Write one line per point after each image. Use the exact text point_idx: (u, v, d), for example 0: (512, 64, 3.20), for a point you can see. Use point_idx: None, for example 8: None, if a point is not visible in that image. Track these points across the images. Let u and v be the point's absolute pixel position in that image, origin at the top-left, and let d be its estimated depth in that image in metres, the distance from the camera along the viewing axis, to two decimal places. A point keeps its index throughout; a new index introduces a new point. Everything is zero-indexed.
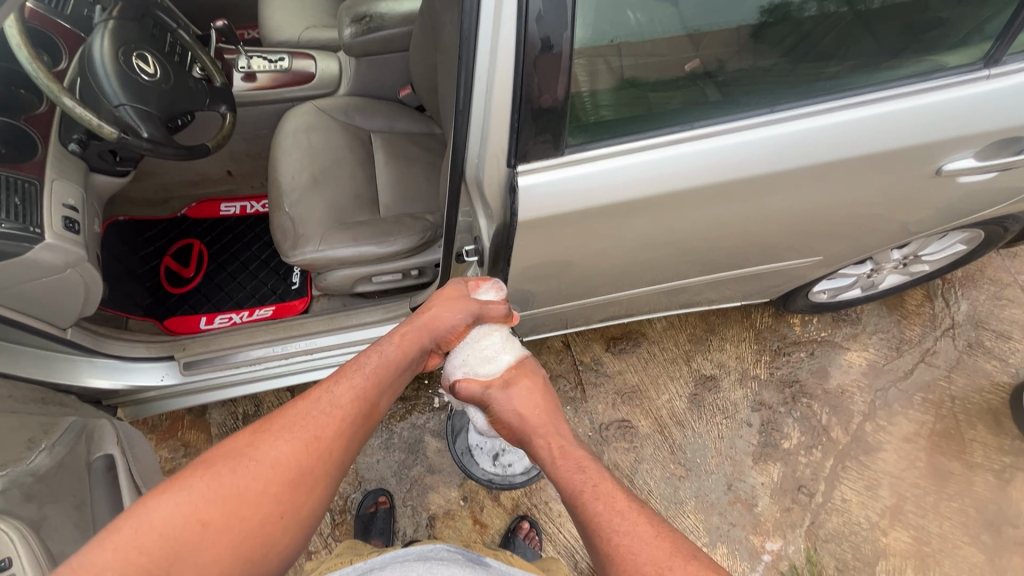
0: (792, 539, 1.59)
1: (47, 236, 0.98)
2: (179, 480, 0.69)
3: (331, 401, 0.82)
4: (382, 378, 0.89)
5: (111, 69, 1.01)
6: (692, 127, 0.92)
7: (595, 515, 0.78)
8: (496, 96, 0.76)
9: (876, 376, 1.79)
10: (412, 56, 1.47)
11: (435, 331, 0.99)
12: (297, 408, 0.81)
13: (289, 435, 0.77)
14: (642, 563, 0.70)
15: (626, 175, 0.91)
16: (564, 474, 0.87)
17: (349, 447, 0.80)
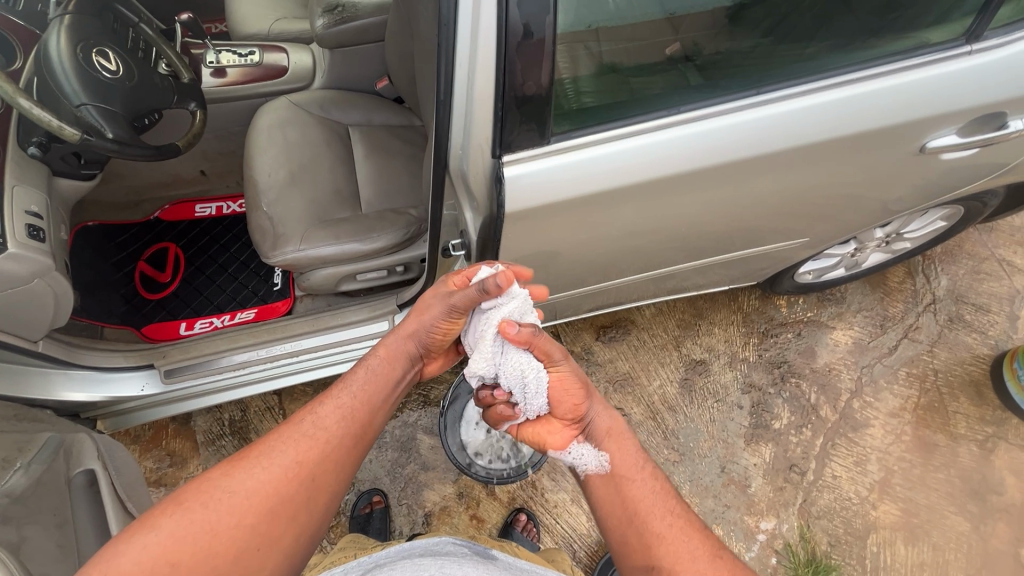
0: (785, 517, 1.61)
1: (9, 246, 0.93)
2: (155, 516, 0.68)
3: (314, 422, 0.81)
4: (368, 397, 0.86)
5: (69, 67, 0.96)
6: (679, 111, 0.90)
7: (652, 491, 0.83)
8: (478, 84, 0.73)
9: (862, 353, 1.82)
10: (388, 46, 1.43)
11: (420, 336, 0.94)
12: (278, 433, 0.79)
13: (268, 462, 0.75)
14: (690, 545, 0.77)
15: (613, 163, 0.90)
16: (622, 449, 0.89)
17: (331, 472, 0.78)
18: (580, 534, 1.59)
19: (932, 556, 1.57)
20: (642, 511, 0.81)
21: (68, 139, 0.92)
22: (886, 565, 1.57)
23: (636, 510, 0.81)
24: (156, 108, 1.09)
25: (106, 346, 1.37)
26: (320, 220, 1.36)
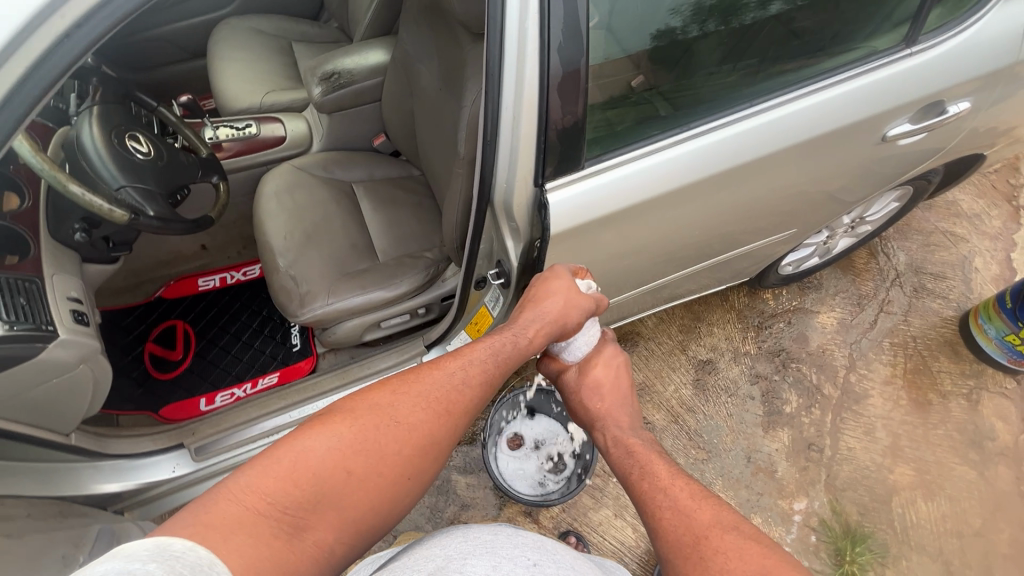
0: (815, 495, 1.69)
1: (60, 333, 0.94)
2: (328, 422, 0.72)
3: (462, 376, 0.83)
4: (507, 362, 0.88)
5: (106, 152, 0.99)
6: (689, 128, 1.02)
7: (641, 494, 0.84)
8: (524, 123, 0.82)
9: (848, 331, 1.98)
10: (385, 104, 1.53)
11: (558, 322, 0.96)
12: (429, 379, 0.81)
13: (422, 402, 0.78)
14: (680, 535, 0.75)
15: (642, 178, 1.00)
16: (620, 458, 0.94)
17: (472, 426, 0.81)
18: (629, 547, 1.61)
19: (951, 508, 1.68)
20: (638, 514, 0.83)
21: (114, 219, 0.94)
22: (913, 523, 1.66)
23: (636, 503, 0.84)
24: (184, 184, 1.13)
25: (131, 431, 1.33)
26: (341, 274, 1.40)
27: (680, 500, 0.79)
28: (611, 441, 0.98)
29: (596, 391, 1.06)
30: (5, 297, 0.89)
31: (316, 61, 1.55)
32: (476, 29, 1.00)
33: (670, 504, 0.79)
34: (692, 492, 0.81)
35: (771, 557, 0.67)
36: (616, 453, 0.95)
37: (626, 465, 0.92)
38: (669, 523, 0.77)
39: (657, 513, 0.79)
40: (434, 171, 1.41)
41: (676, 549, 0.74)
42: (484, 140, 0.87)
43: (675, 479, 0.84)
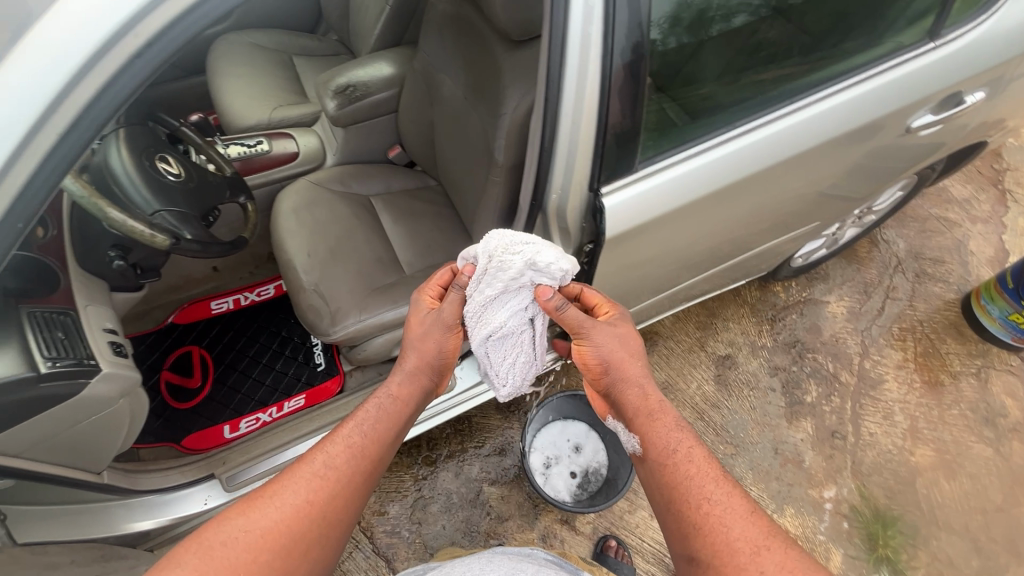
0: (843, 482, 1.72)
1: (103, 366, 0.90)
2: (175, 557, 0.73)
3: (325, 461, 0.86)
4: (377, 435, 0.92)
5: (137, 174, 0.95)
6: (735, 127, 1.01)
7: (687, 482, 0.83)
8: (583, 128, 0.82)
9: (858, 319, 2.02)
10: (403, 116, 1.51)
11: (425, 366, 0.99)
12: (291, 474, 0.84)
13: (285, 498, 0.81)
14: (734, 538, 0.76)
15: (694, 177, 0.99)
16: (660, 432, 0.89)
17: (345, 507, 0.85)
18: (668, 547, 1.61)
19: (972, 485, 1.73)
20: (678, 501, 0.83)
21: (154, 242, 0.91)
22: (938, 503, 1.70)
23: (680, 491, 0.83)
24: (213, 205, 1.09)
25: (160, 465, 1.27)
26: (370, 289, 1.37)
27: (730, 501, 0.80)
28: (647, 410, 0.91)
29: (613, 356, 0.95)
30: (45, 332, 0.85)
31: (328, 75, 1.51)
32: (516, 35, 1.00)
33: (721, 506, 0.79)
34: (740, 494, 0.81)
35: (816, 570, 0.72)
36: (654, 427, 0.89)
37: (669, 442, 0.87)
38: (721, 527, 0.77)
39: (707, 512, 0.79)
40: (459, 181, 1.39)
41: (728, 555, 0.75)
42: (541, 145, 0.86)
43: (720, 476, 0.83)
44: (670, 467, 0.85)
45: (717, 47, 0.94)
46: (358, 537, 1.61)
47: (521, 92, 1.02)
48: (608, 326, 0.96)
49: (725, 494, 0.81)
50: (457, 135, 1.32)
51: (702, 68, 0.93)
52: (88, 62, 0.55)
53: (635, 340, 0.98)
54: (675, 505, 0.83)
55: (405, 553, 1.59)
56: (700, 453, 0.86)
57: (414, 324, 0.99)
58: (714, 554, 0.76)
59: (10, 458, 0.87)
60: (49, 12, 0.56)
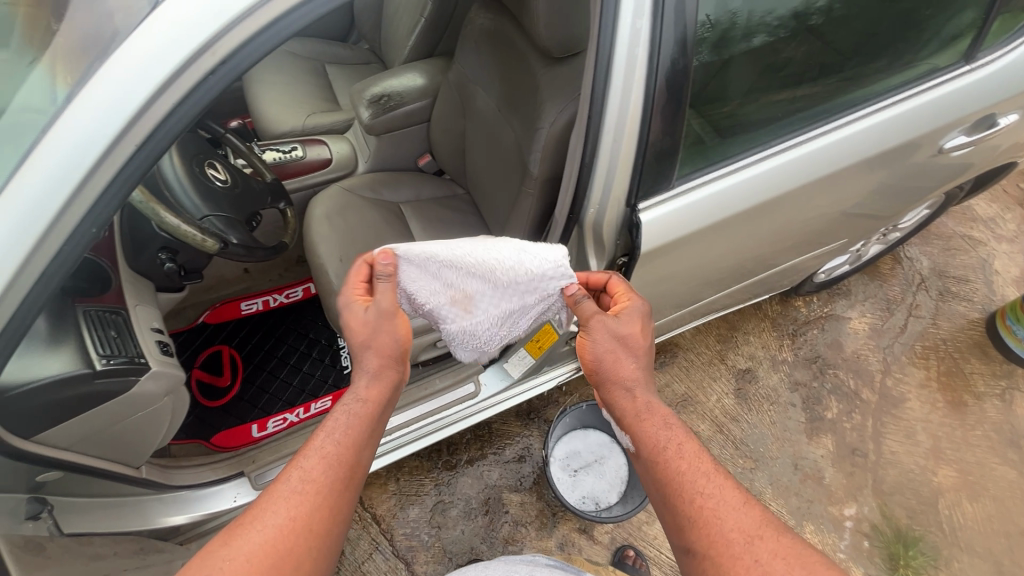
0: (863, 500, 1.71)
1: (152, 365, 0.93)
2: None
3: (301, 476, 0.75)
4: (355, 440, 0.81)
5: (188, 181, 0.99)
6: (770, 146, 1.03)
7: (679, 476, 0.79)
8: (624, 146, 0.84)
9: (881, 336, 2.01)
10: (436, 126, 1.54)
11: (388, 361, 0.87)
12: (266, 494, 0.74)
13: (265, 521, 0.71)
14: (728, 530, 0.72)
15: (729, 195, 1.00)
16: (651, 431, 0.84)
17: (335, 520, 0.75)
18: None
19: (996, 508, 1.71)
20: (670, 495, 0.79)
21: (205, 246, 0.95)
22: (961, 525, 1.68)
23: (671, 486, 0.79)
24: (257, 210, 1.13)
25: (193, 462, 1.30)
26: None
27: (725, 491, 0.76)
28: (637, 409, 0.87)
29: (609, 356, 0.90)
30: (98, 331, 0.89)
31: (363, 85, 1.55)
32: (556, 52, 1.02)
33: (716, 497, 0.76)
34: (733, 484, 0.78)
35: (815, 559, 0.69)
36: (643, 425, 0.85)
37: (659, 438, 0.83)
38: (715, 519, 0.74)
39: (701, 504, 0.75)
40: (488, 189, 1.42)
41: (723, 547, 0.71)
42: (581, 162, 0.89)
43: (714, 466, 0.80)
44: (661, 463, 0.81)
45: (764, 65, 0.94)
46: (378, 538, 1.63)
47: (559, 108, 1.05)
48: (613, 319, 0.91)
49: (718, 484, 0.77)
50: (490, 146, 1.34)
51: (744, 86, 0.94)
52: (172, 77, 0.59)
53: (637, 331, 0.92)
54: (667, 500, 0.79)
55: (424, 557, 1.61)
56: (691, 446, 0.82)
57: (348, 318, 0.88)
58: (710, 548, 0.72)
59: (62, 450, 0.90)
60: (136, 30, 0.59)
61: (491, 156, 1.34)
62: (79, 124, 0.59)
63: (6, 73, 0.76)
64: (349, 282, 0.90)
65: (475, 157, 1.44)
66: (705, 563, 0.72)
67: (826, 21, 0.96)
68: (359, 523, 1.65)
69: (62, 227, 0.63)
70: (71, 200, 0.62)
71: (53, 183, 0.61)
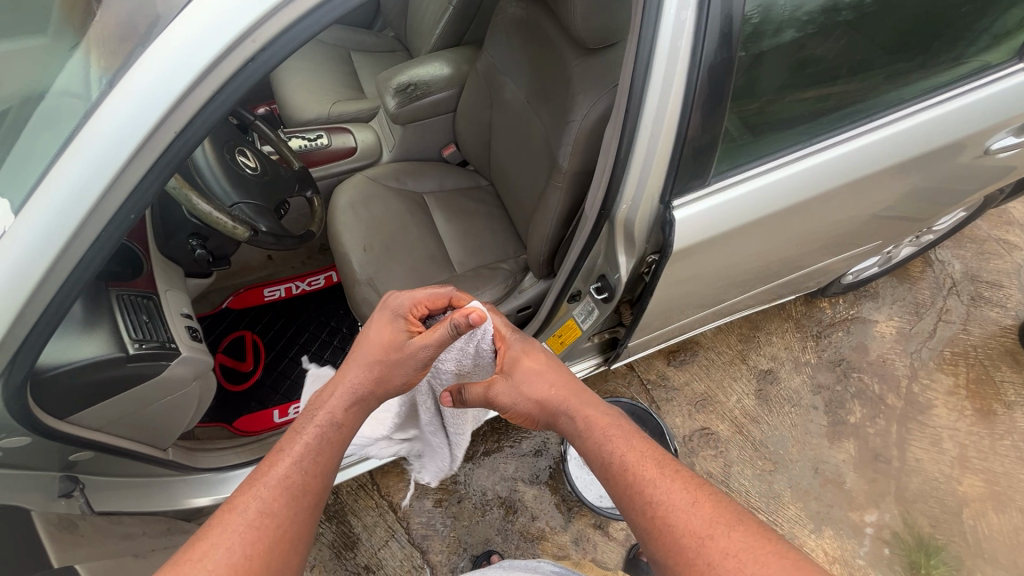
0: (885, 507, 1.68)
1: (182, 350, 0.94)
2: None
3: (260, 507, 0.66)
4: (320, 467, 0.73)
5: (219, 169, 1.00)
6: (809, 144, 1.00)
7: (629, 489, 0.69)
8: (661, 141, 0.82)
9: (908, 340, 1.96)
10: (462, 116, 1.53)
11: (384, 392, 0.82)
12: (214, 530, 0.64)
13: (214, 559, 0.61)
14: (678, 537, 0.63)
15: (765, 193, 0.98)
16: (594, 452, 0.76)
17: (296, 556, 0.66)
18: None
19: None
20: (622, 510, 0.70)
21: (238, 236, 0.95)
22: (985, 536, 1.65)
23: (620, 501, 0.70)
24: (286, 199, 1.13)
25: (216, 446, 1.30)
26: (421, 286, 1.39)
27: (675, 491, 0.67)
28: (583, 427, 0.80)
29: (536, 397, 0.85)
30: (130, 315, 0.90)
31: (390, 73, 1.54)
32: (591, 43, 1.00)
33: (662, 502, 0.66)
34: (685, 478, 0.68)
35: (787, 557, 0.59)
36: (588, 448, 0.77)
37: (603, 452, 0.75)
38: (667, 529, 0.64)
39: (649, 514, 0.66)
40: (514, 182, 1.40)
41: (681, 555, 0.62)
42: (615, 156, 0.87)
43: (668, 463, 0.70)
44: (611, 477, 0.72)
45: (807, 61, 0.91)
46: (394, 526, 1.65)
47: (592, 100, 1.03)
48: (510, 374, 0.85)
49: (662, 484, 0.68)
50: (517, 139, 1.32)
51: (786, 80, 0.91)
52: (211, 65, 0.59)
53: (541, 360, 0.88)
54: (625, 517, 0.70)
55: (439, 546, 1.62)
56: (644, 449, 0.73)
57: (372, 332, 0.84)
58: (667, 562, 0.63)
59: (93, 430, 0.92)
60: (177, 16, 0.58)
61: (518, 149, 1.33)
62: (118, 110, 0.59)
63: (46, 57, 0.76)
64: (415, 295, 0.87)
65: (500, 149, 1.42)
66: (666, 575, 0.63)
67: (875, 14, 0.91)
68: (376, 511, 1.66)
69: (101, 211, 0.64)
70: (110, 187, 0.62)
71: (93, 167, 0.61)
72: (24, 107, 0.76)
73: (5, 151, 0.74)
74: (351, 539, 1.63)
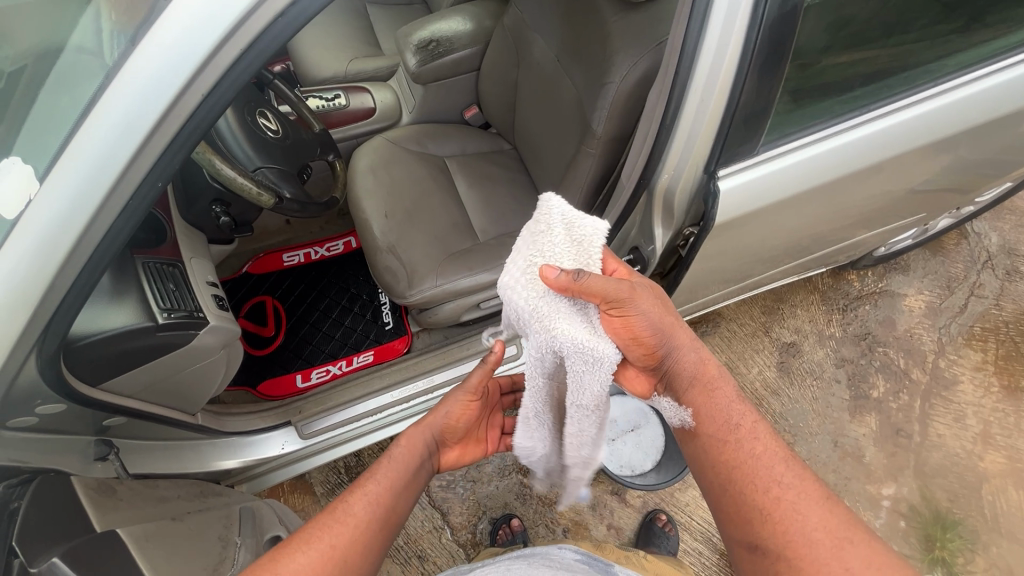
0: (903, 481, 1.68)
1: (210, 319, 0.93)
2: None
3: (345, 510, 0.78)
4: (397, 481, 0.83)
5: (240, 130, 0.96)
6: (866, 111, 0.94)
7: (751, 463, 0.78)
8: (711, 106, 0.77)
9: (937, 315, 1.91)
10: (487, 75, 1.45)
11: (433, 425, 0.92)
12: (312, 522, 0.76)
13: (310, 545, 0.73)
14: (812, 529, 0.72)
15: (816, 163, 0.93)
16: (719, 403, 0.83)
17: (365, 558, 0.76)
18: (717, 528, 1.63)
19: None
20: (739, 476, 0.77)
21: (262, 202, 0.93)
22: (1004, 511, 1.65)
23: (742, 466, 0.78)
24: (308, 162, 1.09)
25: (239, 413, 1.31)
26: (443, 254, 1.36)
27: (797, 483, 0.76)
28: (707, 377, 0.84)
29: (660, 321, 0.80)
30: (156, 284, 0.88)
31: (410, 27, 1.46)
32: None
33: (788, 491, 0.75)
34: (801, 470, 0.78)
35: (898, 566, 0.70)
36: (710, 402, 0.83)
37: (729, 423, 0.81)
38: (795, 513, 0.73)
39: (775, 497, 0.75)
40: (540, 146, 1.34)
41: (801, 538, 0.71)
42: (661, 122, 0.82)
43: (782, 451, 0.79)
44: (729, 451, 0.79)
45: (870, 18, 0.84)
46: None
47: (633, 59, 0.96)
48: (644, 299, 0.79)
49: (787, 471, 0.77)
50: (545, 100, 1.26)
51: (847, 38, 0.84)
52: (238, 22, 0.54)
53: (663, 295, 0.85)
54: (733, 493, 0.78)
55: (459, 509, 1.66)
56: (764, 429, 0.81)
57: (434, 413, 0.93)
58: (788, 542, 0.72)
59: (125, 396, 0.92)
60: None
61: (547, 112, 1.26)
62: (142, 68, 0.55)
63: (61, 9, 0.72)
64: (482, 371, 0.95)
65: (527, 112, 1.35)
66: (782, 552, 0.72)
67: None
68: None
69: (129, 178, 0.61)
70: (138, 153, 0.59)
71: (119, 131, 0.58)
72: (41, 64, 0.72)
73: (25, 112, 0.71)
74: None
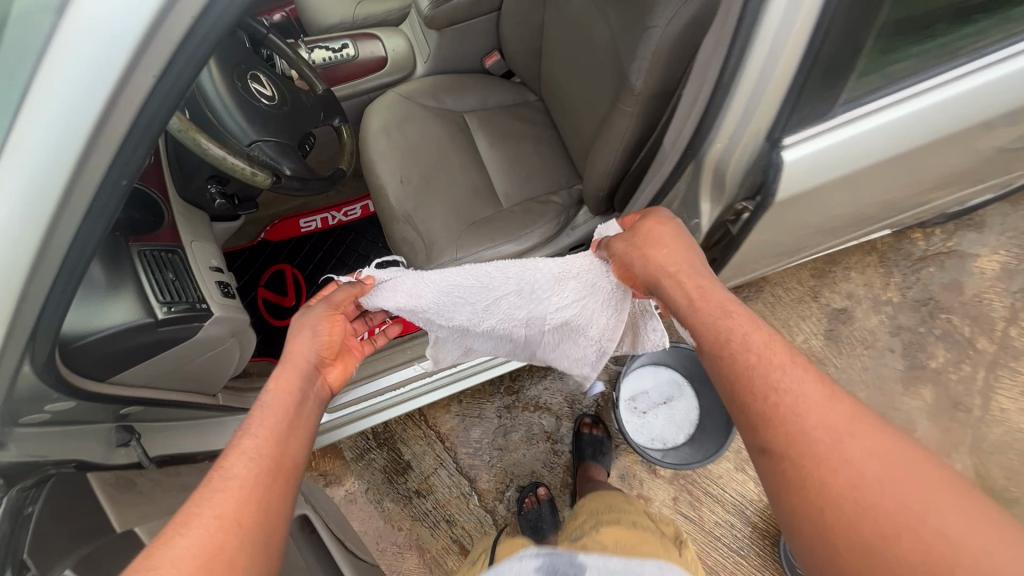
0: (957, 458, 1.57)
1: (214, 310, 0.88)
2: None
3: (235, 464, 0.70)
4: (275, 426, 0.76)
5: (231, 99, 0.85)
6: (974, 58, 0.76)
7: (795, 419, 0.65)
8: (782, 63, 0.62)
9: (1013, 278, 1.72)
10: (509, 17, 1.28)
11: (297, 364, 0.87)
12: (201, 487, 0.68)
13: (208, 502, 0.65)
14: (860, 480, 0.58)
15: (909, 125, 0.77)
16: (770, 377, 0.69)
17: (281, 485, 0.71)
18: (750, 501, 1.58)
19: None
20: (788, 438, 0.64)
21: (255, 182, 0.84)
22: None
23: (788, 427, 0.64)
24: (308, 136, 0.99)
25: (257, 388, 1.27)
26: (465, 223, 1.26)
27: (849, 425, 0.63)
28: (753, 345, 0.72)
29: (672, 266, 0.83)
30: (154, 274, 0.82)
31: None
32: None
33: (840, 435, 0.62)
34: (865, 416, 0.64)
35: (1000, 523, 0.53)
36: (693, 311, 0.78)
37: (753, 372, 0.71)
38: (841, 461, 0.60)
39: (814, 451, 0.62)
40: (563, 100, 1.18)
41: (849, 489, 0.58)
42: (717, 79, 0.68)
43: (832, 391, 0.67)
44: (772, 406, 0.67)
45: None
46: (442, 455, 1.69)
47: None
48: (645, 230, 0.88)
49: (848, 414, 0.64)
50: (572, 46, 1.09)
51: None
52: None
53: (683, 235, 0.86)
54: (777, 453, 0.65)
55: (487, 476, 1.66)
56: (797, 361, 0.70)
57: (296, 342, 0.90)
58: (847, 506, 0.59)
59: (136, 388, 0.89)
60: None
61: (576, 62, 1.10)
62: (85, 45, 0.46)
63: None
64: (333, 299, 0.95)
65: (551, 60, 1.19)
66: (841, 515, 0.59)
67: None
68: (424, 440, 1.70)
69: (87, 176, 0.55)
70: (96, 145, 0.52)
71: (59, 128, 0.51)
72: None
73: None
74: (401, 465, 1.69)
